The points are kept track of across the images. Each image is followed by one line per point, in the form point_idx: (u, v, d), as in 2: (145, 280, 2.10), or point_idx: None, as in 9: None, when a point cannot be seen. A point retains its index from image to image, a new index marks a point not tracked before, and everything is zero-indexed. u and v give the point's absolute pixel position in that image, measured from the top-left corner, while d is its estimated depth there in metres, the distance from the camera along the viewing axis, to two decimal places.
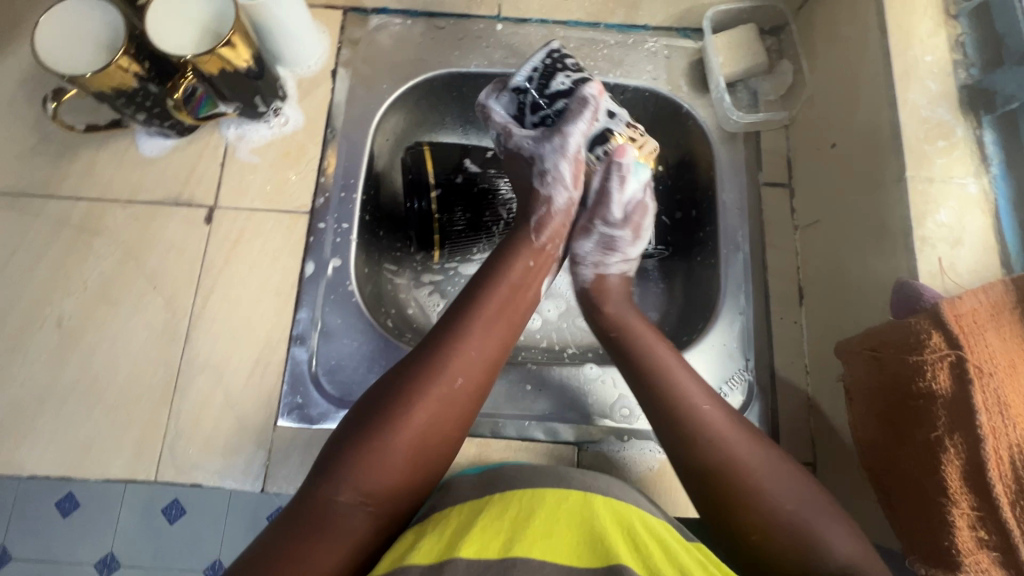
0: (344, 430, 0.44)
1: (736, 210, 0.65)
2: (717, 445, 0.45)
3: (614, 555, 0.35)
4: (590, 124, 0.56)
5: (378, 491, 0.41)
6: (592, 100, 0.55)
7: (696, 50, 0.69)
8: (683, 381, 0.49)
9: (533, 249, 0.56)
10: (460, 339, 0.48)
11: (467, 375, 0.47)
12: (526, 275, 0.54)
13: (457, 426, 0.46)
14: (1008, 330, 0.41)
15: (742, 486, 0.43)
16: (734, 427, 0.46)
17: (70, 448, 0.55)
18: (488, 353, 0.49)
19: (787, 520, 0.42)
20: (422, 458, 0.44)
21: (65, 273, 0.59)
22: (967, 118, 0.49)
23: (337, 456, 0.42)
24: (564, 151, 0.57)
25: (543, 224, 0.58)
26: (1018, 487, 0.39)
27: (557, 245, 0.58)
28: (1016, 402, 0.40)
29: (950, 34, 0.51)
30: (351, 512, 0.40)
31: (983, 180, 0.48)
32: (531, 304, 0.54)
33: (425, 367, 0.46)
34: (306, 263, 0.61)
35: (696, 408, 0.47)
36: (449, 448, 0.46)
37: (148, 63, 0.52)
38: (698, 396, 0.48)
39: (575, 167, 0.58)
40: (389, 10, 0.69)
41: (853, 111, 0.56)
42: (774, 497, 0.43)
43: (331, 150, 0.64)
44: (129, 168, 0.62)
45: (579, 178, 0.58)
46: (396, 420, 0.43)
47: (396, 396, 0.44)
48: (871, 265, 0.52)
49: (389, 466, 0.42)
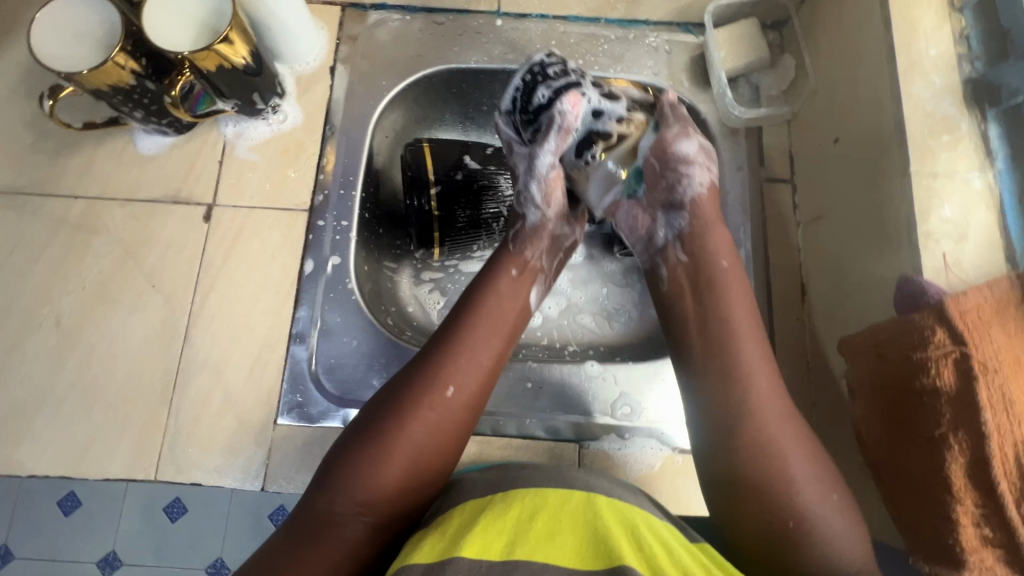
0: (345, 439, 0.44)
1: (738, 206, 0.65)
2: (761, 430, 0.44)
3: (617, 555, 0.35)
4: (563, 139, 0.55)
5: (379, 500, 0.41)
6: (568, 115, 0.54)
7: (697, 46, 0.69)
8: (749, 363, 0.46)
9: (513, 257, 0.55)
10: (450, 347, 0.48)
11: (460, 383, 0.46)
12: (512, 284, 0.53)
13: (455, 434, 0.45)
14: (1013, 326, 0.40)
15: (779, 475, 0.42)
16: (781, 415, 0.45)
17: (69, 448, 0.55)
18: (484, 360, 0.48)
19: (811, 514, 0.41)
20: (419, 467, 0.43)
21: (64, 272, 0.59)
22: (971, 112, 0.48)
23: (333, 467, 0.43)
24: (535, 171, 0.55)
25: (522, 240, 0.56)
26: (1023, 485, 0.38)
27: (538, 254, 0.56)
28: (1021, 399, 0.39)
29: (955, 27, 0.50)
30: (350, 522, 0.40)
31: (987, 175, 0.47)
32: (525, 310, 0.53)
33: (417, 377, 0.46)
34: (305, 261, 0.61)
35: (748, 388, 0.45)
36: (449, 457, 0.45)
37: (145, 59, 0.51)
38: (750, 377, 0.46)
39: (547, 184, 0.56)
40: (388, 6, 0.68)
41: (856, 106, 0.55)
42: (801, 494, 0.42)
43: (330, 147, 0.64)
44: (127, 166, 0.62)
45: (554, 196, 0.56)
46: (388, 430, 0.43)
47: (387, 407, 0.45)
48: (874, 261, 0.52)
49: (385, 476, 0.42)
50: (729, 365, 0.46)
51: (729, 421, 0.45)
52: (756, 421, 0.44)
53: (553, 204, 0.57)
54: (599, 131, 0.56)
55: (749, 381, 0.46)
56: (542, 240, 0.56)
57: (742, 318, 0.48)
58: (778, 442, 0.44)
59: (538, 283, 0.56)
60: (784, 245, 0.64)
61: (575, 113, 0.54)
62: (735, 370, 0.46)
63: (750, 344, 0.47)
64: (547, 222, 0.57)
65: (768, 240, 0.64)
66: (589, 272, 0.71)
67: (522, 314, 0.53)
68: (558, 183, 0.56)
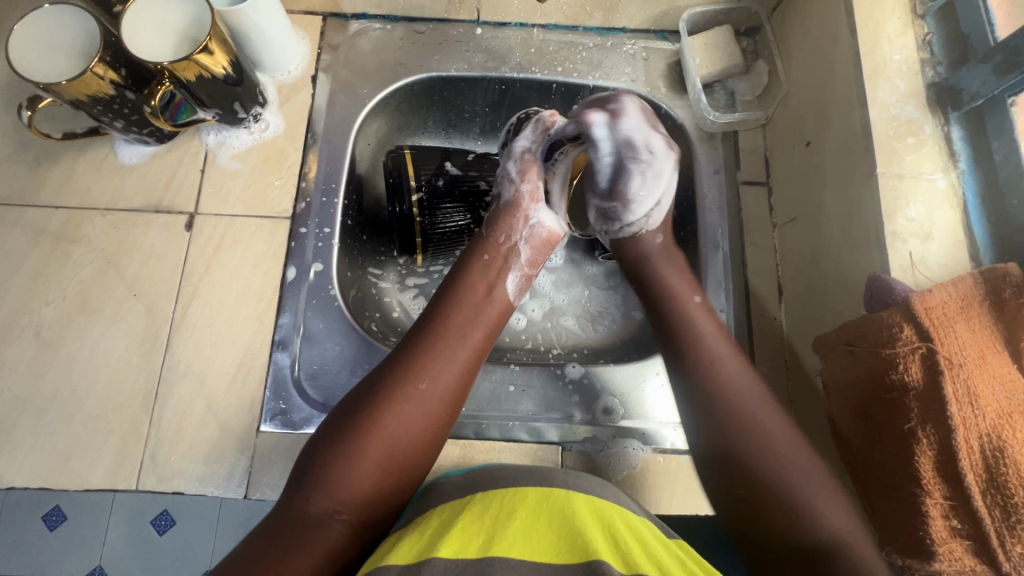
0: (318, 439, 0.45)
1: (717, 209, 0.66)
2: (727, 410, 0.47)
3: (593, 550, 0.35)
4: (541, 133, 0.61)
5: (351, 498, 0.42)
6: (546, 116, 0.61)
7: (673, 52, 0.70)
8: (713, 349, 0.50)
9: (487, 241, 0.57)
10: (425, 343, 0.49)
11: (435, 378, 0.47)
12: (485, 270, 0.55)
13: (433, 429, 0.46)
14: (976, 323, 0.42)
15: (746, 447, 0.45)
16: (753, 388, 0.48)
17: (49, 458, 0.55)
18: (462, 354, 0.49)
19: (781, 482, 0.43)
20: (393, 465, 0.44)
21: (43, 282, 0.59)
22: (934, 115, 0.50)
23: (309, 466, 0.43)
24: (512, 153, 0.61)
25: (495, 219, 0.58)
26: (988, 476, 0.40)
27: (513, 238, 0.57)
28: (985, 392, 0.40)
29: (917, 33, 0.52)
30: (326, 521, 0.41)
31: (951, 175, 0.49)
32: (504, 312, 0.54)
33: (393, 373, 0.47)
34: (288, 268, 0.61)
35: (718, 371, 0.49)
36: (426, 454, 0.46)
37: (124, 70, 0.52)
38: (719, 355, 0.50)
39: (522, 163, 0.60)
40: (368, 14, 0.69)
41: (826, 110, 0.57)
42: (782, 449, 0.45)
43: (312, 154, 0.65)
44: (108, 176, 0.62)
45: (527, 173, 0.59)
46: (364, 428, 0.44)
47: (364, 404, 0.45)
48: (845, 260, 0.53)
49: (358, 475, 0.42)
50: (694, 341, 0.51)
51: (701, 390, 0.48)
52: (721, 386, 0.48)
53: (526, 182, 0.59)
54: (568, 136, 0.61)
55: (717, 356, 0.50)
56: (518, 224, 0.58)
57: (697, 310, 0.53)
58: (753, 409, 0.47)
59: (513, 272, 0.56)
60: (760, 246, 0.65)
61: (553, 117, 0.61)
62: (697, 345, 0.51)
63: (704, 323, 0.52)
64: (520, 200, 0.58)
65: (744, 241, 0.65)
66: (572, 275, 0.73)
67: (506, 305, 0.55)
68: (533, 165, 0.60)
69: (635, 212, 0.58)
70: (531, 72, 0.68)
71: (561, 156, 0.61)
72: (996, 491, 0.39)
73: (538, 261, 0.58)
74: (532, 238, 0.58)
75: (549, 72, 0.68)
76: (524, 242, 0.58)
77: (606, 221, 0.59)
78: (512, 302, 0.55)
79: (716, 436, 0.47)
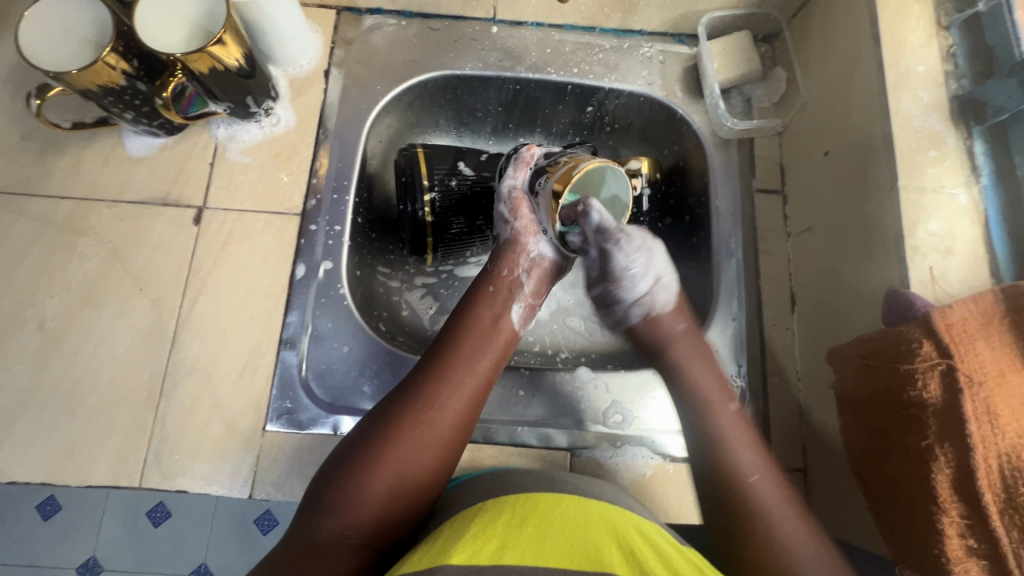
0: (333, 460, 0.45)
1: (730, 216, 0.65)
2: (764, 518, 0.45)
3: (606, 562, 0.34)
4: (522, 171, 0.58)
5: (361, 520, 0.42)
6: (523, 152, 0.59)
7: (691, 56, 0.69)
8: (739, 454, 0.48)
9: (491, 274, 0.56)
10: (436, 367, 0.49)
11: (446, 404, 0.47)
12: (491, 301, 0.55)
13: (442, 456, 0.46)
14: (998, 340, 0.41)
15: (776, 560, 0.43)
16: (786, 503, 0.46)
17: (50, 453, 0.54)
18: (471, 382, 0.49)
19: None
20: (402, 491, 0.44)
21: (47, 274, 0.58)
22: (957, 128, 0.50)
23: (322, 486, 0.43)
24: (499, 194, 0.59)
25: (499, 255, 0.57)
26: (1007, 496, 0.39)
27: (516, 270, 0.57)
28: (1005, 410, 0.39)
29: (942, 44, 0.52)
30: (336, 543, 0.41)
31: (973, 190, 0.48)
32: (509, 343, 0.54)
33: (404, 399, 0.47)
34: (297, 265, 0.60)
35: (744, 480, 0.47)
36: (437, 479, 0.46)
37: (137, 60, 0.51)
38: (749, 467, 0.48)
39: (509, 202, 0.58)
40: (383, 10, 0.68)
41: (844, 121, 0.56)
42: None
43: (323, 150, 0.64)
44: (116, 167, 0.61)
45: (517, 212, 0.58)
46: (373, 454, 0.44)
47: (375, 431, 0.45)
48: (862, 273, 0.52)
49: (367, 499, 0.43)
50: (725, 457, 0.48)
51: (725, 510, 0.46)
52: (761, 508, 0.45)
53: (520, 219, 0.58)
54: (546, 165, 0.56)
55: (747, 468, 0.47)
56: (521, 258, 0.57)
57: (730, 414, 0.51)
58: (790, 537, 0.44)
59: (518, 302, 0.56)
60: (773, 255, 0.64)
61: (530, 152, 0.59)
62: (730, 465, 0.48)
63: (740, 441, 0.49)
64: (519, 235, 0.57)
65: (758, 249, 0.65)
66: (578, 276, 0.72)
67: (511, 334, 0.54)
68: (522, 201, 0.58)
69: (634, 290, 0.57)
70: (547, 73, 0.68)
71: (542, 184, 0.55)
72: (1014, 512, 0.38)
73: (542, 291, 0.58)
74: (534, 270, 0.58)
75: (565, 73, 0.68)
76: (526, 275, 0.57)
77: (609, 306, 0.59)
78: (516, 332, 0.55)
79: (734, 538, 0.45)
